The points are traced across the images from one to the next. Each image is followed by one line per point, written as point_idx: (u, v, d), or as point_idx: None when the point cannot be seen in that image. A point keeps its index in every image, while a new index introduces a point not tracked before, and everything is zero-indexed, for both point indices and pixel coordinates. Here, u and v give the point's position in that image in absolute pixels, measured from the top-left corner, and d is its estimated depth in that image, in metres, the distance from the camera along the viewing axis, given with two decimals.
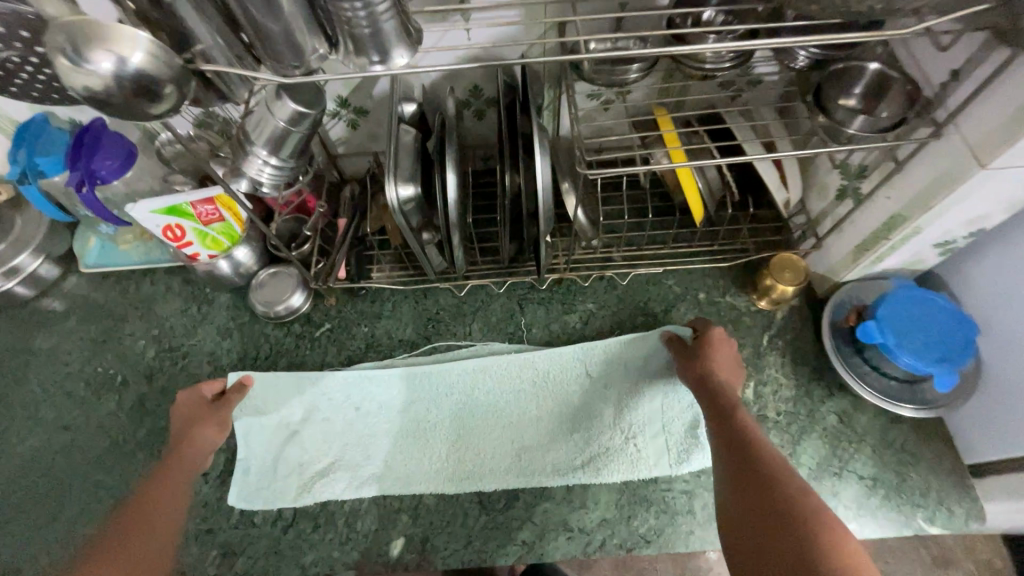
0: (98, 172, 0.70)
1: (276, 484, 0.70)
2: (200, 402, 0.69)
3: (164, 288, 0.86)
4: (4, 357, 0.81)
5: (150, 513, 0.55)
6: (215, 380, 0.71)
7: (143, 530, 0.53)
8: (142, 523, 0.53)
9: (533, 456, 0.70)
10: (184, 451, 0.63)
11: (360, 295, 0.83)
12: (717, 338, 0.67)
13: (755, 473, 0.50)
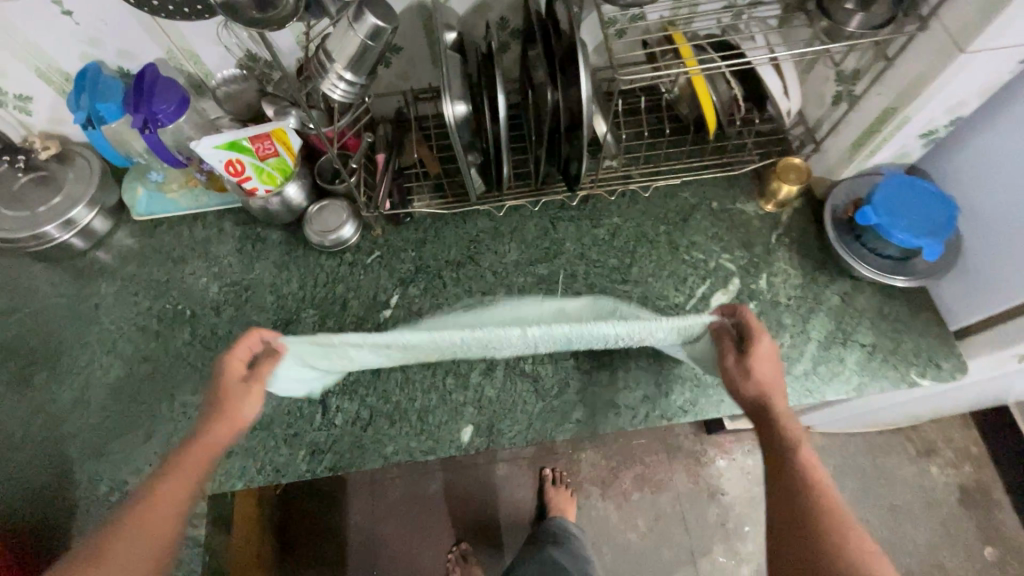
0: (163, 110, 0.75)
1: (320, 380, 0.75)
2: (240, 389, 0.63)
3: (216, 231, 0.91)
4: (72, 302, 0.86)
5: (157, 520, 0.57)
6: (250, 343, 0.64)
7: (150, 533, 0.56)
8: (139, 533, 0.56)
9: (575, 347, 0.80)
10: (201, 442, 0.62)
11: (405, 224, 0.90)
12: (757, 358, 0.65)
13: (793, 500, 0.59)
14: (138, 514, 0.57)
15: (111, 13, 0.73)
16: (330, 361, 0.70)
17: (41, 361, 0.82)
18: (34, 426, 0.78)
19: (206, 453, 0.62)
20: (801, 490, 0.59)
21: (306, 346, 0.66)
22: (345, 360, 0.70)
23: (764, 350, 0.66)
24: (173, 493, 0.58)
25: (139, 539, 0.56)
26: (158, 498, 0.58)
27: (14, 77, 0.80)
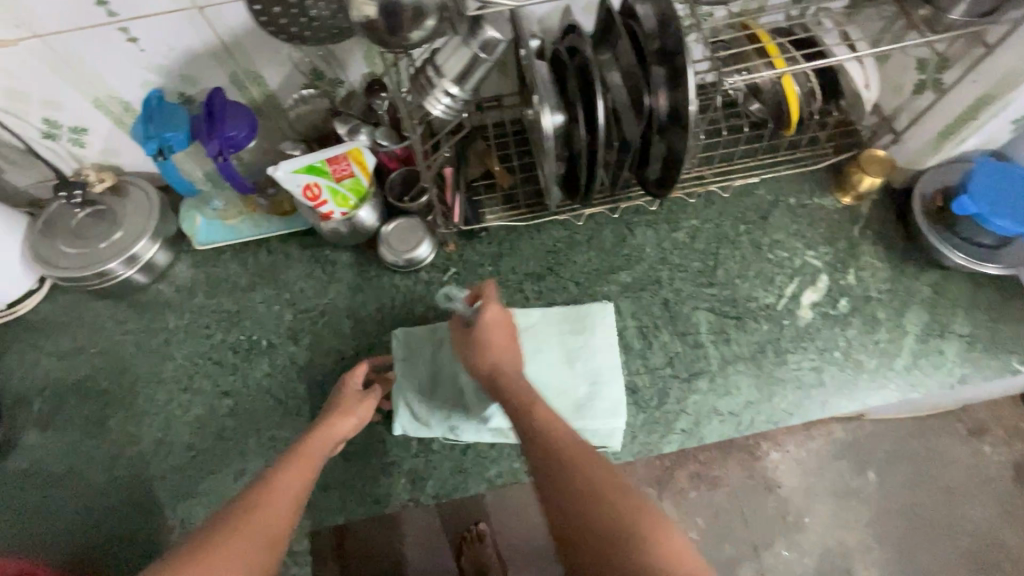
0: (235, 134, 0.72)
1: (439, 398, 0.75)
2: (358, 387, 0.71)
3: (282, 255, 0.88)
4: (141, 338, 0.83)
5: (276, 502, 0.55)
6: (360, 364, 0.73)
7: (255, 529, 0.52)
8: (257, 526, 0.53)
9: (677, 345, 0.79)
10: (321, 431, 0.65)
11: (479, 238, 0.87)
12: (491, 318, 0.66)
13: (568, 487, 0.53)
14: (266, 495, 0.55)
15: (179, 38, 0.70)
16: (439, 351, 0.78)
17: (115, 402, 0.79)
18: (116, 472, 0.75)
19: (325, 440, 0.64)
20: (577, 464, 0.55)
21: (420, 333, 0.79)
22: (453, 347, 0.78)
23: (493, 316, 0.66)
24: (283, 492, 0.56)
25: (255, 527, 0.52)
26: (274, 482, 0.57)
27: (70, 108, 0.76)
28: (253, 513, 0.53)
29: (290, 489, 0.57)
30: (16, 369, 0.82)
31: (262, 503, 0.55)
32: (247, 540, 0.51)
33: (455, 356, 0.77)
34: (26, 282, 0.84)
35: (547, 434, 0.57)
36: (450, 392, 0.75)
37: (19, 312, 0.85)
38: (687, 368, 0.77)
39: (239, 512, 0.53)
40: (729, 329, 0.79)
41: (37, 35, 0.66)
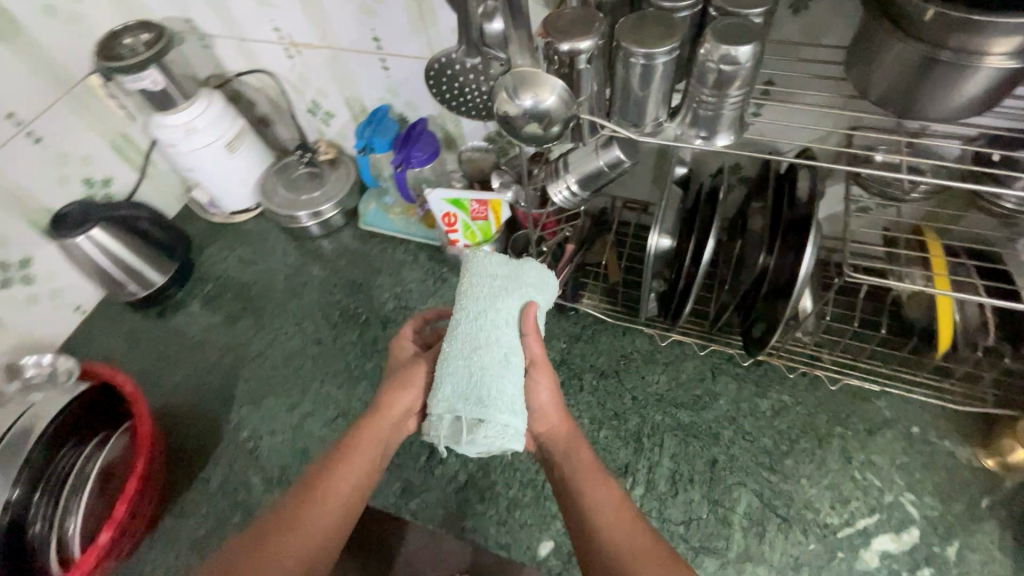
0: (412, 155, 0.89)
1: (458, 369, 0.58)
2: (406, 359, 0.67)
3: (412, 258, 1.04)
4: (290, 274, 1.05)
5: (335, 499, 0.57)
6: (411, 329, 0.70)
7: (313, 528, 0.55)
8: (317, 521, 0.56)
9: (701, 509, 0.73)
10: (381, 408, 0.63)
11: (568, 315, 0.92)
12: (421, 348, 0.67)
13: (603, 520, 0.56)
14: (323, 489, 0.57)
15: (415, 76, 0.90)
16: (465, 298, 0.61)
17: (250, 310, 1.01)
18: (223, 360, 0.95)
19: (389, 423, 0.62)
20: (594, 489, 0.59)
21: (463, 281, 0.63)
22: (481, 297, 0.61)
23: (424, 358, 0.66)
24: (344, 487, 0.58)
25: (311, 526, 0.55)
26: (306, 502, 0.56)
27: (330, 99, 1.02)
28: (311, 507, 0.56)
29: (327, 518, 0.56)
30: (212, 258, 1.09)
31: (317, 501, 0.57)
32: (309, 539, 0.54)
33: (492, 307, 0.60)
34: (247, 203, 1.12)
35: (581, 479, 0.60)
36: (475, 356, 0.58)
37: (235, 221, 1.14)
38: (700, 537, 0.71)
39: (297, 504, 0.56)
40: (768, 525, 0.71)
41: (330, 48, 0.91)
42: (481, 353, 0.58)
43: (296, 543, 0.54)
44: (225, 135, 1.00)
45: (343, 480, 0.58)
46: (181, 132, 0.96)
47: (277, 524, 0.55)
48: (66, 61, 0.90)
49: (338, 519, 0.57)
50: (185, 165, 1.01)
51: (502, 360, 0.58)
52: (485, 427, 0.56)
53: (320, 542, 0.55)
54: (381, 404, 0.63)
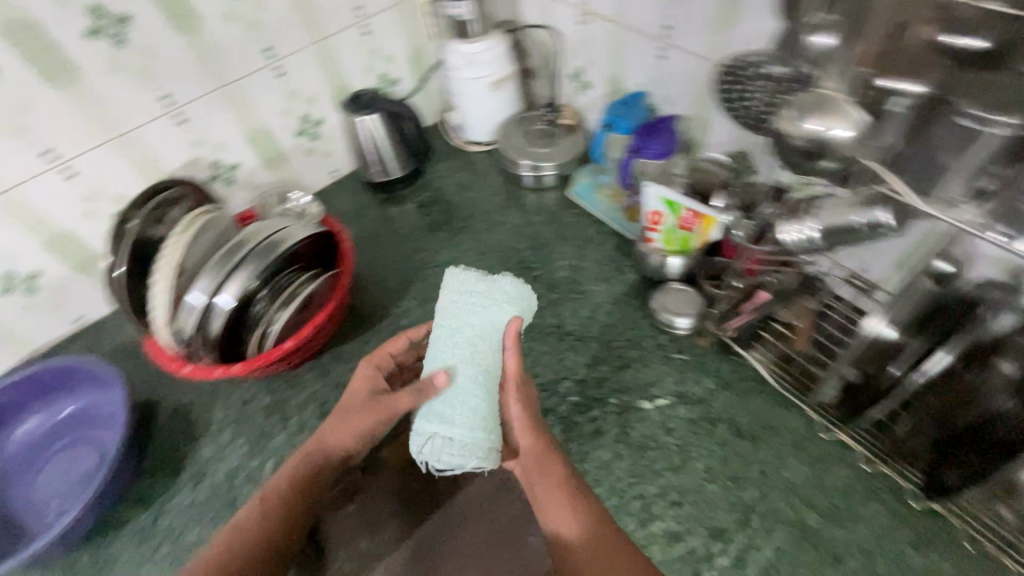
0: (649, 147, 0.91)
1: (438, 389, 0.67)
2: (368, 390, 0.77)
3: (600, 240, 1.05)
4: (493, 211, 1.15)
5: (278, 499, 0.73)
6: (382, 355, 0.80)
7: (254, 527, 0.70)
8: (260, 525, 0.70)
9: None
10: (321, 437, 0.77)
11: (731, 358, 0.86)
12: (362, 382, 0.78)
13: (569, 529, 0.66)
14: (267, 497, 0.73)
15: (687, 72, 0.89)
16: (458, 321, 0.69)
17: (448, 226, 1.13)
18: (413, 257, 1.08)
19: (331, 446, 0.76)
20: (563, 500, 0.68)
21: (449, 307, 0.70)
22: (467, 324, 0.69)
23: (361, 398, 0.77)
24: (284, 488, 0.73)
25: (263, 516, 0.71)
26: (263, 502, 0.72)
27: (594, 70, 1.06)
28: (260, 508, 0.72)
29: (273, 511, 0.72)
30: (438, 173, 1.24)
31: (267, 501, 0.72)
32: (252, 531, 0.70)
33: (478, 331, 0.68)
34: (484, 137, 1.23)
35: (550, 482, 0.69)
36: (452, 375, 0.66)
37: (466, 150, 1.25)
38: None
39: (261, 501, 0.72)
40: None
41: (619, 24, 0.94)
42: (463, 374, 0.67)
43: (237, 542, 0.69)
44: (495, 75, 1.12)
45: (308, 462, 0.75)
46: (464, 61, 1.10)
47: (245, 520, 0.71)
48: None
49: (276, 518, 0.71)
50: (456, 88, 1.17)
51: (474, 377, 0.66)
52: (458, 447, 0.64)
53: (267, 528, 0.71)
54: (324, 433, 0.77)
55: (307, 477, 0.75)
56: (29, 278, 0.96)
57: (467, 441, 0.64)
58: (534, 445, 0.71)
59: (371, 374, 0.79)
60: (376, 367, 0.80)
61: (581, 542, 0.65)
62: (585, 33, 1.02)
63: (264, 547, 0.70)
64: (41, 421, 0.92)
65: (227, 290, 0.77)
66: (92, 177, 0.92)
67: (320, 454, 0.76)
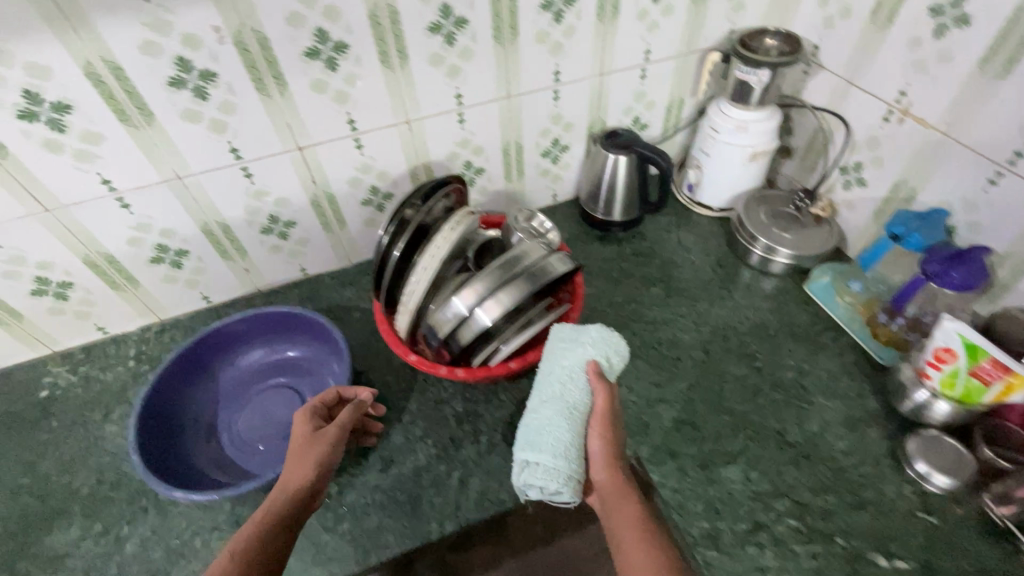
0: (949, 275, 0.79)
1: (533, 419, 0.73)
2: (307, 433, 0.75)
3: (836, 350, 0.95)
4: (714, 282, 1.09)
5: (251, 533, 0.65)
6: (319, 398, 0.80)
7: (219, 574, 0.60)
8: (244, 557, 0.62)
9: None
10: (290, 464, 0.72)
11: (998, 543, 0.73)
12: (301, 430, 0.76)
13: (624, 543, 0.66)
14: (241, 538, 0.64)
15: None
16: (561, 358, 0.77)
17: (664, 284, 1.08)
18: (622, 306, 1.05)
19: (298, 472, 0.71)
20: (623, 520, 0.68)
21: (560, 343, 0.78)
22: (569, 361, 0.76)
23: (306, 439, 0.74)
24: (259, 522, 0.66)
25: (239, 552, 0.62)
26: (249, 539, 0.64)
27: (880, 171, 0.97)
28: (238, 543, 0.63)
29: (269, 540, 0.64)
30: (658, 225, 1.21)
31: (248, 534, 0.64)
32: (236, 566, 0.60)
33: (575, 368, 0.76)
34: (716, 202, 1.18)
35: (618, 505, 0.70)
36: (544, 407, 0.73)
37: (692, 208, 1.22)
38: None
39: (240, 543, 0.63)
40: None
41: (944, 135, 0.85)
42: (558, 402, 0.73)
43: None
44: (757, 146, 1.07)
45: (275, 494, 0.69)
46: (731, 125, 1.07)
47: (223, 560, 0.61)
48: (705, 33, 1.06)
49: (259, 547, 0.63)
50: (708, 149, 1.13)
51: (564, 412, 0.72)
52: (543, 474, 0.70)
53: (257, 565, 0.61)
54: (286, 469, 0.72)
55: (295, 496, 0.69)
56: (286, 225, 1.04)
57: (553, 468, 0.69)
58: (608, 476, 0.73)
59: (304, 421, 0.77)
60: (333, 400, 0.81)
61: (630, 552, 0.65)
62: (885, 132, 0.94)
63: None
64: (269, 351, 1.00)
65: (486, 302, 0.76)
66: (371, 152, 0.99)
67: (295, 481, 0.70)
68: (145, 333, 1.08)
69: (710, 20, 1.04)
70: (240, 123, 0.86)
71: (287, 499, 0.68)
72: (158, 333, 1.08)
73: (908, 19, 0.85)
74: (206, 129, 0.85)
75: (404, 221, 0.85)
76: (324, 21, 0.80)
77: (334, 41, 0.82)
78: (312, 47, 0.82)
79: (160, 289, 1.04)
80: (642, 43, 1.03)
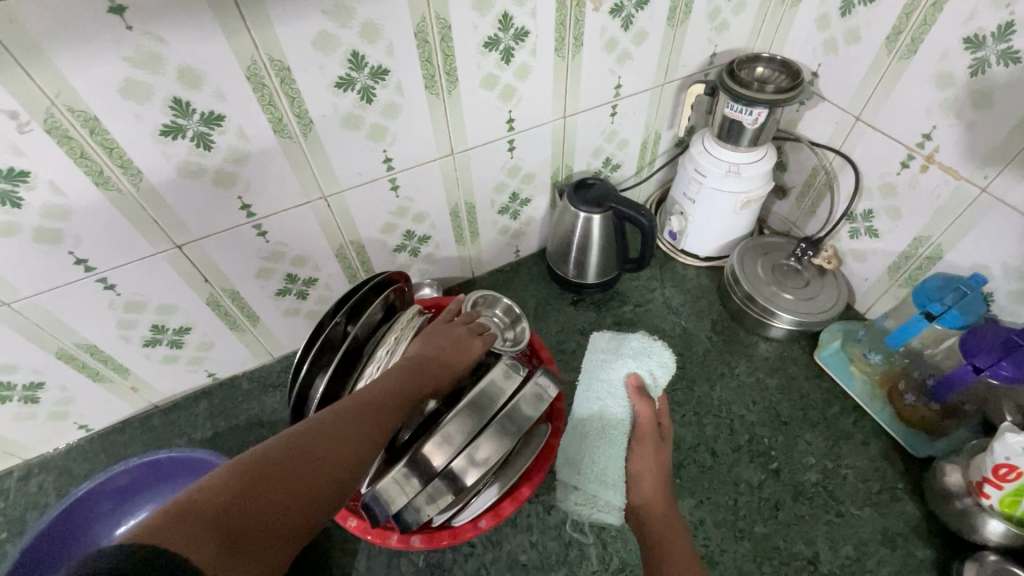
0: (1001, 368, 0.65)
1: (578, 448, 0.82)
2: (465, 359, 0.72)
3: (860, 438, 0.83)
4: (711, 354, 0.94)
5: (330, 435, 0.52)
6: (481, 333, 0.76)
7: (279, 462, 0.47)
8: (310, 456, 0.49)
9: None
10: (387, 380, 0.63)
11: None
12: (469, 349, 0.73)
13: (654, 546, 0.68)
14: (311, 431, 0.51)
15: None
16: (610, 376, 0.90)
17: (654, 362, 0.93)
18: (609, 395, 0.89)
19: (390, 396, 0.61)
20: (656, 530, 0.70)
21: (598, 368, 0.91)
22: (612, 382, 0.88)
23: (462, 364, 0.72)
24: (337, 428, 0.53)
25: (305, 447, 0.50)
26: (316, 437, 0.51)
27: (897, 223, 0.82)
28: (312, 441, 0.50)
29: (346, 462, 0.51)
30: (640, 281, 1.04)
31: (325, 434, 0.52)
32: (301, 464, 0.48)
33: (617, 382, 0.88)
34: (702, 251, 1.03)
35: (650, 521, 0.71)
36: (587, 424, 0.84)
37: (674, 257, 1.06)
38: None
39: (315, 436, 0.51)
40: None
41: (983, 190, 0.70)
42: (608, 421, 0.84)
43: (268, 468, 0.46)
44: (748, 193, 0.92)
45: (373, 404, 0.58)
46: (717, 169, 0.90)
47: (290, 445, 0.49)
48: (684, 61, 0.88)
49: (333, 462, 0.50)
50: (693, 195, 0.96)
51: (602, 436, 0.82)
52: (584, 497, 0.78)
53: (326, 477, 0.49)
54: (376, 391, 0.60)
55: (372, 414, 0.57)
56: (178, 332, 0.81)
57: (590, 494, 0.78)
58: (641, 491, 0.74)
59: (467, 341, 0.74)
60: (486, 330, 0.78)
61: (657, 551, 0.67)
62: (903, 180, 0.79)
63: (287, 486, 0.46)
64: None
65: (455, 461, 0.62)
66: (282, 237, 0.77)
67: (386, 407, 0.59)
68: (4, 482, 0.84)
69: (691, 45, 0.86)
70: (82, 230, 0.63)
71: (375, 424, 0.56)
72: (22, 480, 0.84)
73: (936, 51, 0.69)
74: (33, 241, 0.61)
75: (328, 344, 0.68)
76: (181, 89, 0.57)
77: (202, 113, 0.59)
78: (169, 123, 0.59)
79: (12, 429, 0.79)
80: (613, 77, 0.84)
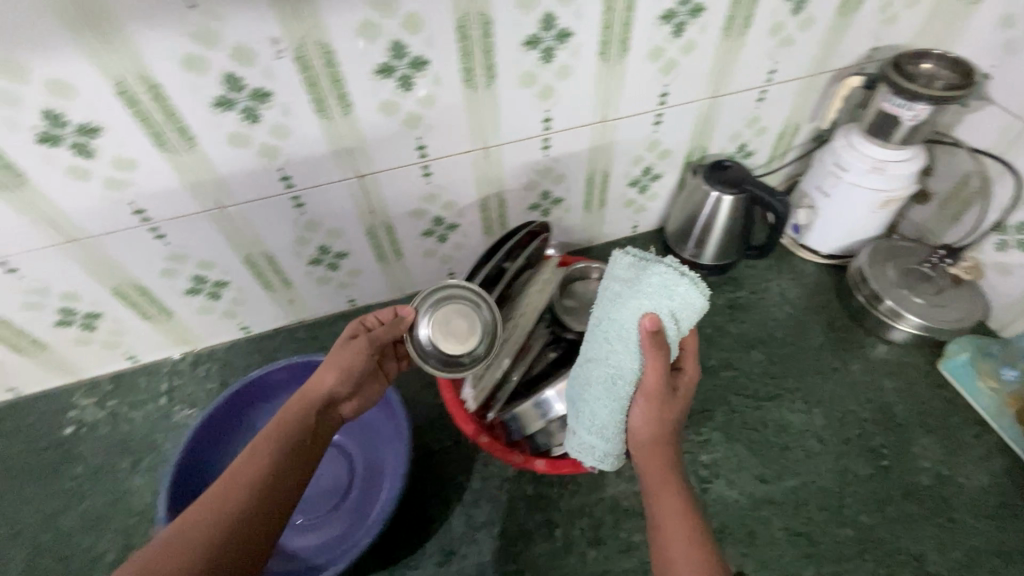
0: None
1: (579, 400, 0.65)
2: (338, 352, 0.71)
3: (979, 450, 0.81)
4: (825, 347, 0.94)
5: (261, 454, 0.60)
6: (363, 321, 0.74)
7: (226, 492, 0.56)
8: (249, 477, 0.58)
9: None
10: (309, 387, 0.68)
11: None
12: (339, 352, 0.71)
13: (657, 523, 0.57)
14: (251, 455, 0.60)
15: None
16: (620, 310, 0.61)
17: (765, 347, 0.95)
18: (717, 372, 0.91)
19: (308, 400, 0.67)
20: (665, 501, 0.58)
21: (625, 282, 0.62)
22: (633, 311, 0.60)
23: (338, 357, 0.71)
24: (268, 442, 0.62)
25: (249, 471, 0.58)
26: (258, 455, 0.60)
27: None
28: (250, 461, 0.59)
29: (291, 470, 0.61)
30: (755, 268, 1.05)
31: (257, 453, 0.60)
32: (246, 487, 0.57)
33: (626, 319, 0.60)
34: (824, 248, 1.02)
35: (659, 491, 0.59)
36: (590, 367, 0.63)
37: (793, 250, 1.07)
38: None
39: (256, 457, 0.60)
40: None
41: None
42: (608, 376, 0.61)
43: (218, 502, 0.55)
44: (890, 192, 0.90)
45: (294, 414, 0.65)
46: (863, 164, 0.89)
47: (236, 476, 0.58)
48: (844, 51, 0.87)
49: (275, 478, 0.59)
50: (827, 188, 0.96)
51: (606, 379, 0.61)
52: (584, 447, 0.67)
53: (269, 488, 0.58)
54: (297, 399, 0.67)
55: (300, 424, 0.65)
56: (337, 255, 0.91)
57: (589, 443, 0.66)
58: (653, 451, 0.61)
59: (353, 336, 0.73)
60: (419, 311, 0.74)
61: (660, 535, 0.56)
62: None
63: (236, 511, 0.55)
64: None
65: None
66: (441, 180, 0.85)
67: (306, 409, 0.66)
68: (178, 364, 0.98)
69: (854, 36, 0.85)
70: (293, 150, 0.73)
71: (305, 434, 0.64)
72: (192, 365, 0.98)
73: None
74: (256, 155, 0.71)
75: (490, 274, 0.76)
76: (402, 33, 0.65)
77: (412, 57, 0.67)
78: (385, 64, 0.67)
79: (194, 319, 0.93)
80: (769, 62, 0.85)
